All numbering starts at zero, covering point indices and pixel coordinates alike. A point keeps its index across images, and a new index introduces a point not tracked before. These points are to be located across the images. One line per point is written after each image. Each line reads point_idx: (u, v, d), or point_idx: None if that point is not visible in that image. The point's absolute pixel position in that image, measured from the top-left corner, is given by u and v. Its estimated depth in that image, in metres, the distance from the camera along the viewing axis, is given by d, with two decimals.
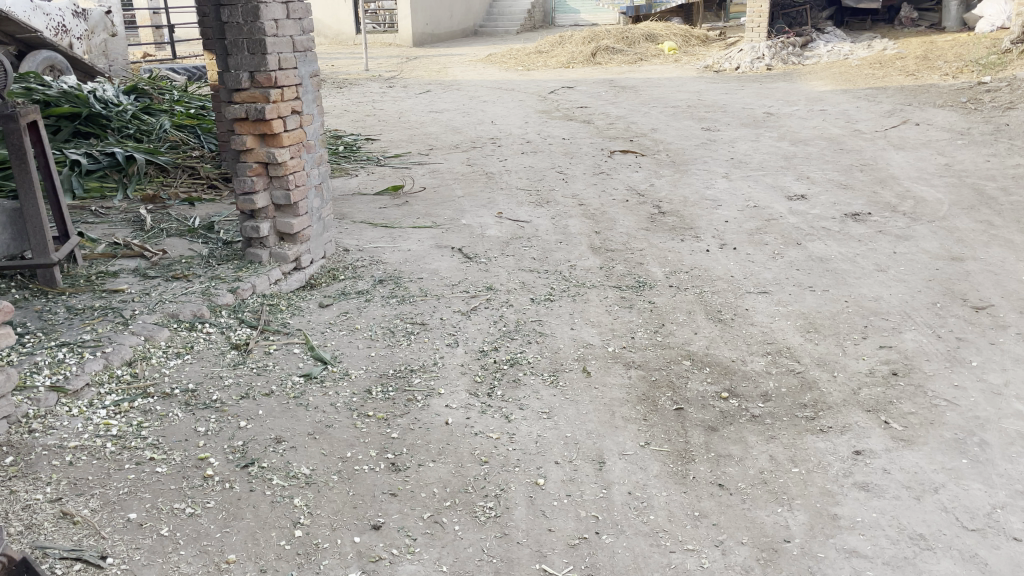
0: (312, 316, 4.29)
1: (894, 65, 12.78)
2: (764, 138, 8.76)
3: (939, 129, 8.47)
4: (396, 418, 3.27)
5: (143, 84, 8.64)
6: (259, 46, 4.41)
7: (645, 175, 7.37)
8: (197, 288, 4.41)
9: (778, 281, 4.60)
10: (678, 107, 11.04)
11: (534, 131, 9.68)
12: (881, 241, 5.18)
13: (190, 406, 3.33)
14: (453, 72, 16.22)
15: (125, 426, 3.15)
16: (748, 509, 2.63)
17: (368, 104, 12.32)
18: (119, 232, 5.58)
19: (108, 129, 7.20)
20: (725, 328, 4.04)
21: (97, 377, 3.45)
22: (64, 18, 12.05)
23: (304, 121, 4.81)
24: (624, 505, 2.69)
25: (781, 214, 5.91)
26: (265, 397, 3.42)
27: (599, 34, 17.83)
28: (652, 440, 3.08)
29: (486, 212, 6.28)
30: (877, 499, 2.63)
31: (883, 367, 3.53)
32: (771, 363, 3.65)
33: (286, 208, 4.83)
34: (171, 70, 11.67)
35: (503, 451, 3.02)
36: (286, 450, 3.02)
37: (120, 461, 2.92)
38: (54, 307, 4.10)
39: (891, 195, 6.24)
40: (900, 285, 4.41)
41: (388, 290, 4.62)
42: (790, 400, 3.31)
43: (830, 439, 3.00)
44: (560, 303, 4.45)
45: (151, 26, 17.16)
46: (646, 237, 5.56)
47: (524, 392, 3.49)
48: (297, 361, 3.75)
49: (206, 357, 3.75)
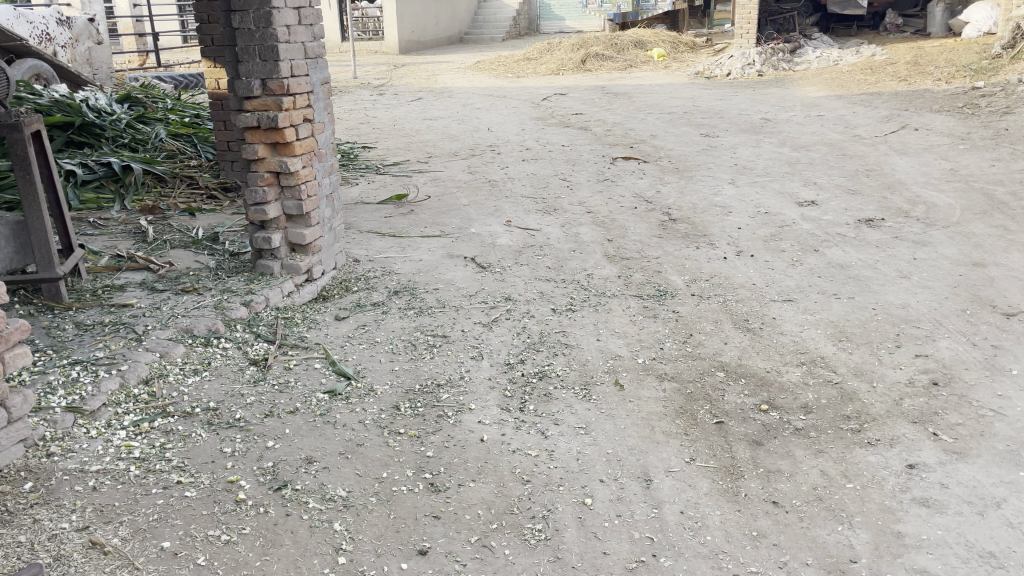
0: (329, 330, 4.17)
1: (886, 71, 12.84)
2: (765, 144, 8.74)
3: (939, 134, 8.49)
4: (429, 435, 3.16)
5: (136, 93, 8.48)
6: (271, 52, 4.31)
7: (650, 182, 7.30)
8: (209, 302, 4.27)
9: (802, 289, 4.54)
10: (674, 113, 10.99)
11: (532, 138, 9.60)
12: (900, 247, 5.13)
13: (213, 425, 3.20)
14: (443, 79, 16.13)
15: (148, 448, 3.03)
16: (807, 528, 2.55)
17: (360, 112, 12.19)
18: (121, 243, 5.43)
19: (103, 139, 7.05)
20: (754, 338, 3.96)
21: (114, 396, 3.32)
22: (48, 26, 11.85)
23: (316, 129, 4.70)
24: (679, 525, 2.60)
25: (794, 220, 5.86)
26: (290, 415, 3.30)
27: (588, 41, 17.82)
28: (697, 455, 2.99)
29: (494, 220, 6.18)
30: (940, 516, 2.56)
31: (922, 376, 3.46)
32: (807, 374, 3.57)
33: (297, 218, 4.70)
34: (160, 78, 11.48)
35: (545, 469, 2.92)
36: (318, 470, 2.90)
37: (146, 485, 2.80)
38: (62, 324, 3.96)
39: (901, 200, 6.22)
40: (926, 292, 4.36)
41: (404, 302, 4.51)
42: (832, 412, 3.24)
43: (880, 452, 2.94)
44: (582, 313, 4.35)
45: (135, 35, 16.92)
46: (660, 245, 5.49)
47: (557, 406, 3.39)
48: (319, 376, 3.63)
49: (225, 373, 3.62)
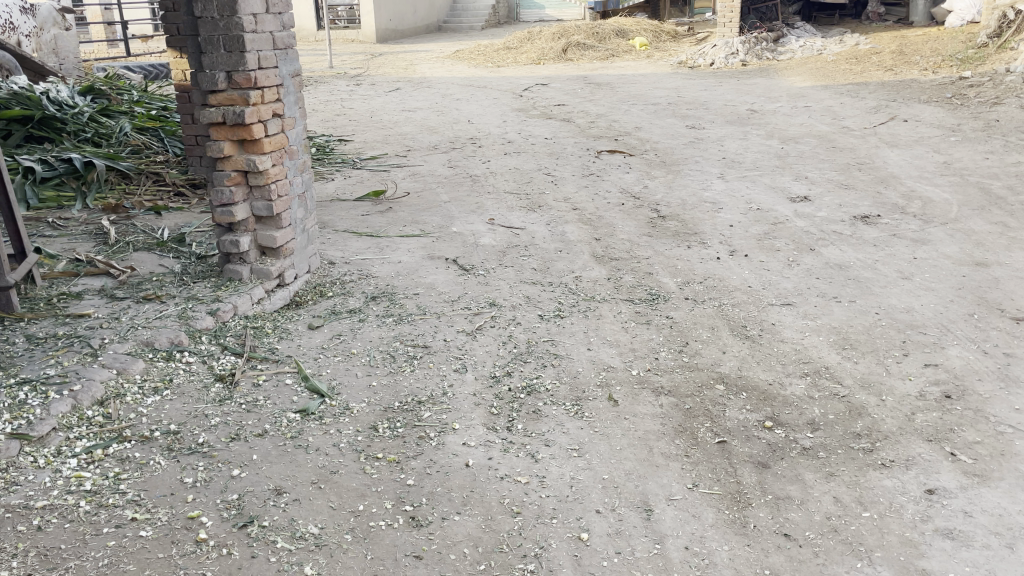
0: (302, 340, 3.90)
1: (871, 60, 12.69)
2: (752, 136, 8.54)
3: (928, 126, 8.33)
4: (410, 461, 2.91)
5: (101, 85, 8.12)
6: (236, 43, 4.01)
7: (636, 177, 7.07)
8: (172, 311, 3.99)
9: (801, 291, 4.33)
10: (658, 105, 10.75)
11: (514, 131, 9.33)
12: (898, 245, 4.95)
13: (174, 451, 2.94)
14: (421, 69, 15.78)
15: (101, 479, 2.76)
16: (824, 565, 2.35)
17: (337, 103, 11.83)
18: (80, 246, 5.12)
19: (64, 133, 6.71)
20: (754, 346, 3.74)
21: (65, 420, 3.04)
22: (12, 14, 11.34)
23: (286, 124, 4.42)
24: (684, 563, 2.38)
25: (788, 217, 5.65)
26: (258, 438, 3.04)
27: (569, 30, 17.55)
28: (699, 481, 2.77)
29: (476, 218, 5.92)
30: (966, 550, 2.37)
31: (934, 389, 3.26)
32: (812, 387, 3.35)
33: (267, 220, 4.43)
34: (127, 68, 11.05)
35: (536, 499, 2.69)
36: (288, 503, 2.65)
37: (96, 524, 2.54)
38: (12, 337, 3.66)
39: (895, 195, 6.04)
40: (930, 294, 4.17)
41: (382, 308, 4.25)
42: (841, 429, 3.04)
43: (896, 475, 2.73)
44: (571, 319, 4.12)
45: (104, 24, 16.36)
46: (650, 244, 5.27)
47: (547, 425, 3.15)
48: (291, 394, 3.37)
49: (188, 392, 3.35)
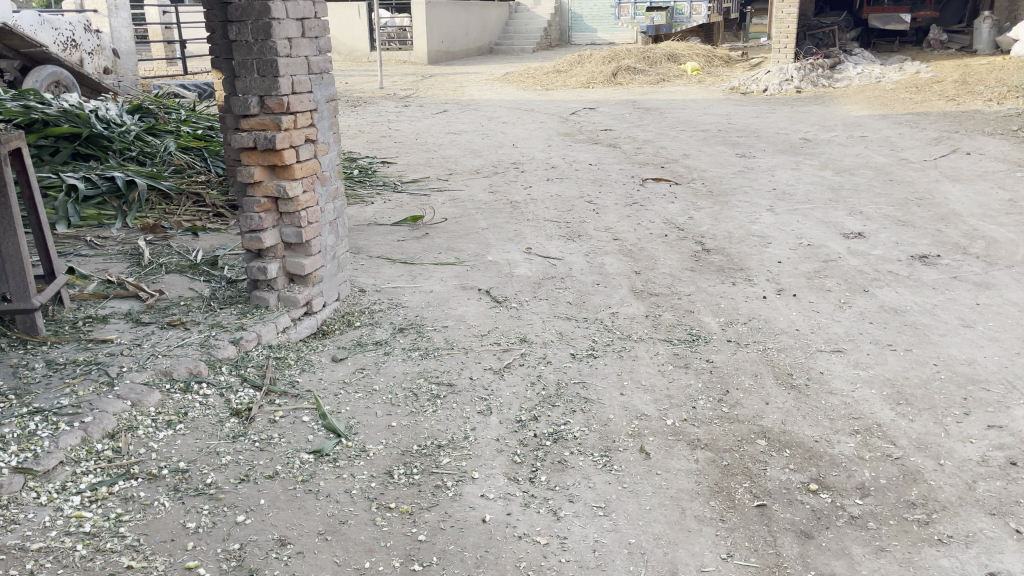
0: (324, 373, 3.77)
1: (932, 89, 12.30)
2: (805, 166, 8.25)
3: (993, 159, 7.96)
4: (424, 513, 2.74)
5: (149, 103, 8.17)
6: (270, 67, 3.93)
7: (682, 207, 6.84)
8: (195, 339, 3.89)
9: (852, 337, 4.07)
10: (708, 131, 10.51)
11: (558, 156, 9.19)
12: (960, 289, 4.65)
13: (180, 492, 2.81)
14: (470, 91, 15.76)
15: (101, 521, 2.64)
16: None
17: (383, 124, 11.83)
18: (114, 267, 5.09)
19: (110, 151, 6.73)
20: (800, 397, 3.49)
21: (73, 453, 2.94)
22: (75, 32, 11.41)
23: (319, 150, 4.32)
24: None
25: (840, 255, 5.38)
26: (268, 481, 2.90)
27: (619, 53, 17.42)
28: (735, 550, 2.55)
29: (513, 246, 5.75)
30: None
31: (998, 454, 3.00)
32: (863, 446, 3.09)
33: (297, 246, 4.32)
34: (181, 86, 11.20)
35: (555, 563, 2.49)
36: (290, 557, 2.50)
37: (90, 571, 2.41)
38: (32, 362, 3.59)
39: (956, 234, 5.72)
40: (994, 345, 3.88)
41: (409, 341, 4.10)
42: (894, 496, 2.78)
43: (954, 555, 2.49)
44: (605, 360, 3.92)
45: (163, 42, 16.64)
46: (692, 279, 5.04)
47: (572, 477, 2.95)
48: (307, 433, 3.23)
49: (202, 427, 3.23)
